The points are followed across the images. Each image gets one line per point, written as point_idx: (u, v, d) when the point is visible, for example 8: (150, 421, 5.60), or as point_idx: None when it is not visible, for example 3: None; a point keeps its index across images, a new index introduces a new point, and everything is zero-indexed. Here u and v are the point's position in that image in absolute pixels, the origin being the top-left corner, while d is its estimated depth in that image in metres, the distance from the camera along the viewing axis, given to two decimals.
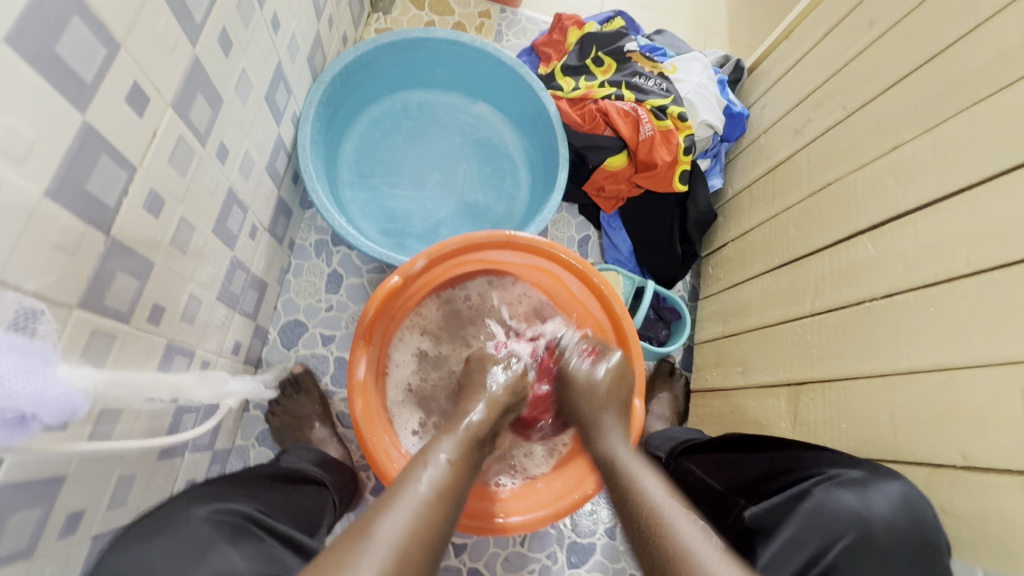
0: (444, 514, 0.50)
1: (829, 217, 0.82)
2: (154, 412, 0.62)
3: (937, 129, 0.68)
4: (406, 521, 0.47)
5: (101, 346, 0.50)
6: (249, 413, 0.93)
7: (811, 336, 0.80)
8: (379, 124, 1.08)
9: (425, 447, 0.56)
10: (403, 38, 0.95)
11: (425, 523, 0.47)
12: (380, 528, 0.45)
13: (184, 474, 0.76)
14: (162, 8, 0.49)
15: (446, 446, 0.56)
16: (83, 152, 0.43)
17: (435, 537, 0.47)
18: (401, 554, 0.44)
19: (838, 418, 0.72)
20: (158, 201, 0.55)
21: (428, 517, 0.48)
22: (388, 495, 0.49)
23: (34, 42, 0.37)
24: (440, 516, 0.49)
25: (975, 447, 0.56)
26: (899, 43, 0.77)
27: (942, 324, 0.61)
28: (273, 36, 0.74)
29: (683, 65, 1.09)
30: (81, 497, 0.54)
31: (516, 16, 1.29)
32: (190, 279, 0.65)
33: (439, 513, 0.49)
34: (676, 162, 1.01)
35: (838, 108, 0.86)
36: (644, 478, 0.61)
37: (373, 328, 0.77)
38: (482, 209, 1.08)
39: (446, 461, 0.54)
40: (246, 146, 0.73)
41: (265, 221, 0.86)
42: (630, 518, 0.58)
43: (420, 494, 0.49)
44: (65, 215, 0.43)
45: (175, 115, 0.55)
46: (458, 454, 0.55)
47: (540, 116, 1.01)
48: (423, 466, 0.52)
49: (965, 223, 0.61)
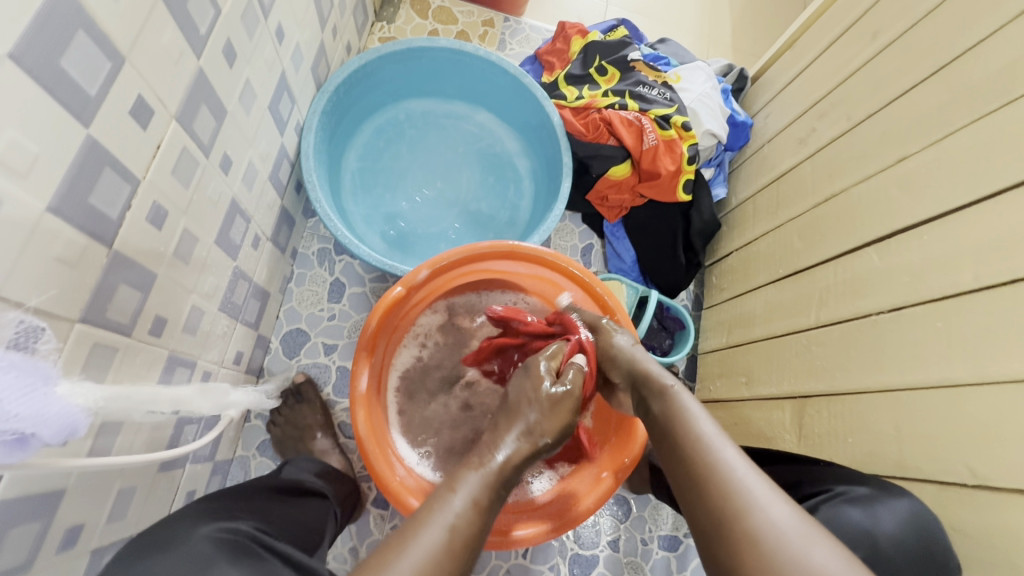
0: (463, 558, 0.48)
1: (834, 228, 0.81)
2: (155, 424, 0.62)
3: (943, 141, 0.67)
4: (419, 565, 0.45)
5: (102, 360, 0.50)
6: (250, 423, 0.93)
7: (817, 348, 0.79)
8: (382, 133, 1.08)
9: (451, 478, 0.54)
10: (406, 47, 0.95)
11: (442, 568, 0.46)
12: (396, 574, 0.43)
13: (185, 486, 0.75)
14: (167, 21, 0.49)
15: (470, 483, 0.53)
16: (86, 167, 0.43)
17: None
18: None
19: (844, 433, 0.71)
20: (160, 212, 0.55)
21: (442, 564, 0.46)
22: (409, 533, 0.47)
23: (39, 58, 0.37)
24: (457, 564, 0.47)
25: (985, 465, 0.55)
26: (903, 54, 0.76)
27: (947, 338, 0.61)
28: (278, 46, 0.74)
29: (686, 74, 1.08)
30: (81, 511, 0.53)
31: (519, 25, 1.29)
32: (192, 290, 0.65)
33: (458, 559, 0.47)
34: (679, 172, 1.01)
35: (842, 118, 0.86)
36: (699, 420, 0.55)
37: (376, 338, 0.76)
38: (485, 218, 1.08)
39: (470, 505, 0.51)
40: (250, 156, 0.73)
41: (268, 230, 0.86)
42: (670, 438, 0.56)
43: (440, 534, 0.47)
44: (67, 229, 0.43)
45: (179, 126, 0.54)
46: (485, 495, 0.52)
47: (543, 125, 1.01)
48: (443, 506, 0.50)
49: (972, 237, 0.61)
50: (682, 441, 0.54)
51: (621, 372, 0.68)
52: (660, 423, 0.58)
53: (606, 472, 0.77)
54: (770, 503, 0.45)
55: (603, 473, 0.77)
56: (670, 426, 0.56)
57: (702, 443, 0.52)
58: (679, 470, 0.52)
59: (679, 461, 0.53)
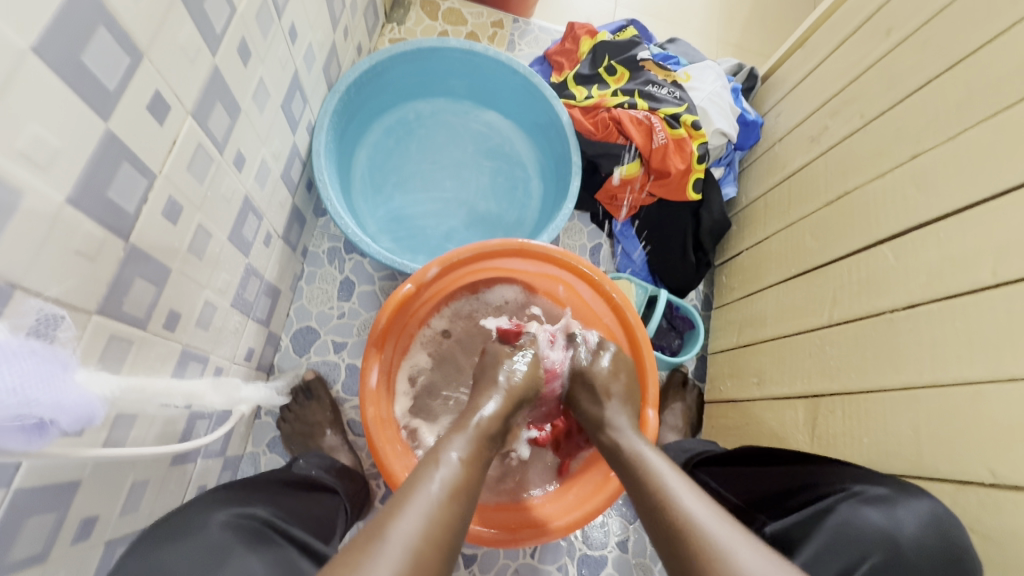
0: (461, 519, 0.48)
1: (847, 227, 0.80)
2: (168, 418, 0.62)
3: (958, 137, 0.66)
4: (420, 520, 0.45)
5: (118, 352, 0.50)
6: (260, 419, 0.93)
7: (830, 347, 0.78)
8: (392, 132, 1.08)
9: (436, 444, 0.54)
10: (416, 48, 0.96)
11: (438, 524, 0.45)
12: (395, 531, 0.43)
13: (196, 481, 0.76)
14: (184, 18, 0.49)
15: (458, 444, 0.54)
16: (105, 160, 0.44)
17: (449, 539, 0.45)
18: (418, 554, 0.43)
19: (860, 432, 0.70)
20: (175, 208, 0.55)
21: (442, 519, 0.46)
22: (402, 494, 0.48)
23: (60, 53, 0.37)
24: (453, 515, 0.47)
25: (1006, 464, 0.53)
26: (918, 51, 0.76)
27: (965, 336, 0.60)
28: (291, 46, 0.75)
29: (696, 73, 1.08)
30: (96, 502, 0.54)
31: (528, 26, 1.30)
32: (206, 285, 0.65)
33: (453, 513, 0.47)
34: (689, 170, 1.00)
35: (856, 116, 0.85)
36: (684, 496, 0.52)
37: (386, 335, 0.77)
38: (494, 217, 1.09)
39: (457, 459, 0.52)
40: (263, 154, 0.74)
41: (280, 227, 0.86)
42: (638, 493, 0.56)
43: (433, 495, 0.47)
44: (86, 222, 0.43)
45: (194, 123, 0.55)
46: (469, 451, 0.54)
47: (553, 124, 1.01)
48: (435, 465, 0.51)
49: (991, 233, 0.60)
50: (664, 516, 0.51)
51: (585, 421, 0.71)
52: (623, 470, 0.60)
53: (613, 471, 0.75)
54: (738, 547, 0.46)
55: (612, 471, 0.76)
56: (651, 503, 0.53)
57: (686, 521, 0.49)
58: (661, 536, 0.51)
59: (661, 537, 0.51)
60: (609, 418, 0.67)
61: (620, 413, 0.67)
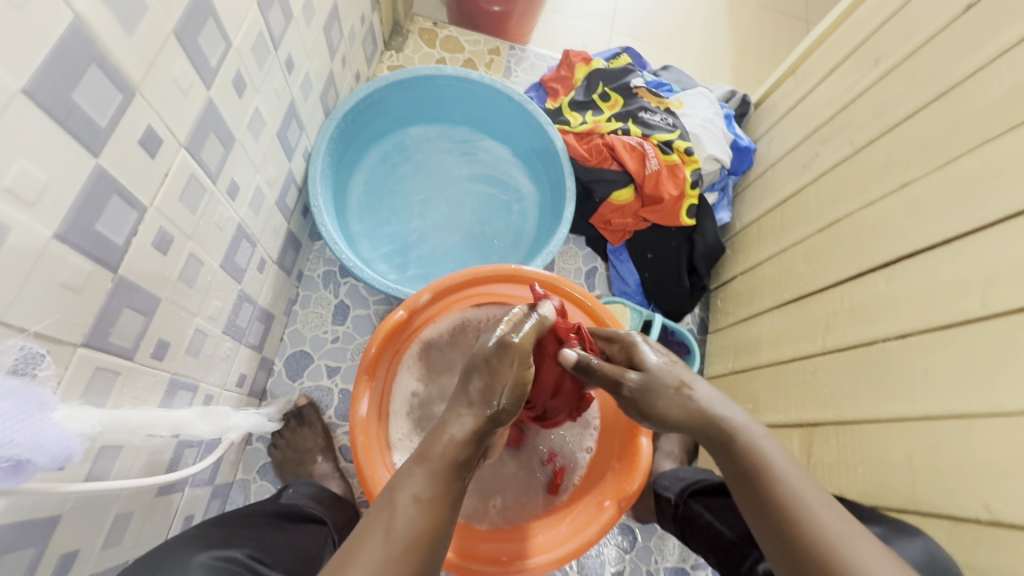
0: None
1: (839, 254, 0.80)
2: (154, 448, 0.62)
3: (946, 167, 0.67)
4: None
5: (103, 385, 0.50)
6: (251, 446, 0.93)
7: (824, 375, 0.77)
8: (389, 157, 1.10)
9: (395, 477, 0.50)
10: (413, 76, 0.98)
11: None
12: None
13: (182, 511, 0.75)
14: (178, 54, 0.50)
15: (416, 480, 0.49)
16: (95, 194, 0.44)
17: None
18: None
19: (856, 464, 0.69)
20: (166, 238, 0.56)
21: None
22: (353, 546, 0.46)
23: (51, 92, 0.38)
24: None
25: (1000, 500, 0.52)
26: (905, 81, 0.77)
27: (955, 367, 0.59)
28: (287, 76, 0.76)
29: (689, 100, 1.09)
30: (76, 536, 0.53)
31: (525, 53, 1.32)
32: (196, 313, 0.65)
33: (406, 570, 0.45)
34: (683, 196, 1.01)
35: (846, 143, 0.85)
36: (823, 512, 0.50)
37: (378, 361, 0.77)
38: (489, 241, 1.09)
39: (412, 502, 0.48)
40: (257, 181, 0.75)
41: (274, 253, 0.87)
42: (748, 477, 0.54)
43: (387, 547, 0.45)
44: (73, 256, 0.43)
45: (187, 155, 0.56)
46: (430, 490, 0.49)
47: (548, 149, 1.03)
48: (388, 511, 0.47)
49: (978, 264, 0.60)
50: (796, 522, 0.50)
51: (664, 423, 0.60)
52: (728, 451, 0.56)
53: (608, 501, 0.75)
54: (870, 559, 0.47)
55: (606, 501, 0.75)
56: (781, 513, 0.51)
57: (824, 539, 0.48)
58: (782, 540, 0.50)
59: (785, 547, 0.50)
60: (703, 408, 0.58)
61: (709, 398, 0.59)
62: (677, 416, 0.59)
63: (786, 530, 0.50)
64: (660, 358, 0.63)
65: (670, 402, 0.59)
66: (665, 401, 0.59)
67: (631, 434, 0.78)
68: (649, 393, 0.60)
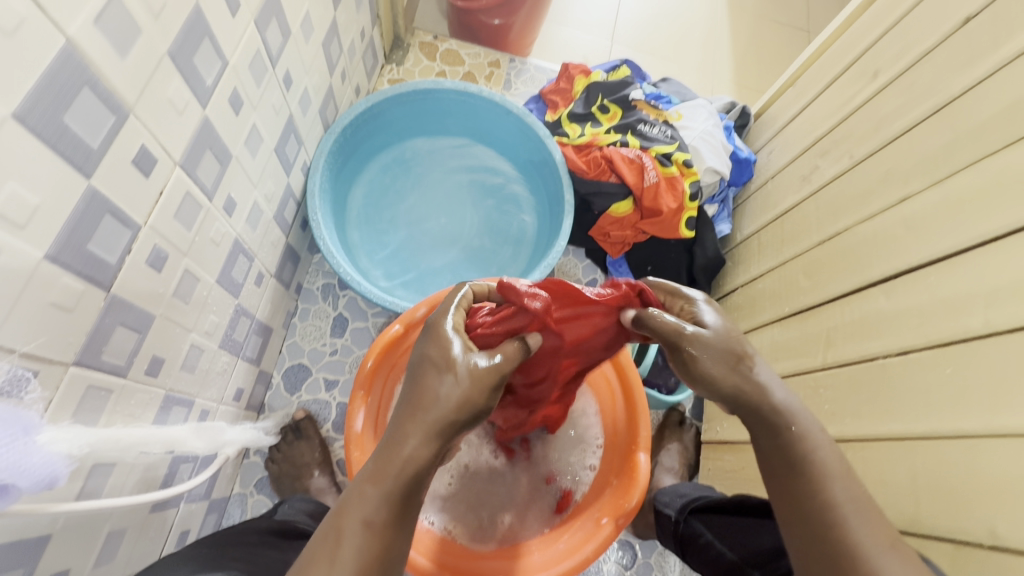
0: None
1: (839, 268, 0.80)
2: (148, 464, 0.62)
3: (946, 181, 0.66)
4: None
5: (95, 403, 0.51)
6: (248, 459, 0.93)
7: (825, 390, 0.76)
8: (388, 169, 1.10)
9: (346, 495, 0.45)
10: (412, 89, 0.99)
11: None
12: None
13: (178, 527, 0.74)
14: (173, 74, 0.51)
15: (371, 503, 0.44)
16: (87, 215, 0.44)
17: None
18: None
19: (857, 482, 0.68)
20: (161, 255, 0.56)
21: None
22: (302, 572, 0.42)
23: (43, 116, 0.38)
24: None
25: (1003, 523, 0.51)
26: (903, 94, 0.76)
27: (957, 384, 0.58)
28: (285, 92, 0.77)
29: (688, 112, 1.09)
30: (67, 555, 0.53)
31: (525, 65, 1.33)
32: (192, 329, 0.66)
33: None
34: (682, 209, 1.01)
35: (845, 156, 0.85)
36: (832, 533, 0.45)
37: (373, 376, 0.77)
38: (487, 253, 1.09)
39: (361, 527, 0.43)
40: (254, 197, 0.75)
41: (272, 267, 0.87)
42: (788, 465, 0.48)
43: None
44: (65, 276, 0.44)
45: (182, 173, 0.56)
46: (382, 513, 0.44)
47: (547, 162, 1.03)
48: (338, 539, 0.43)
49: (979, 279, 0.59)
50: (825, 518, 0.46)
51: (714, 395, 0.51)
52: (774, 438, 0.49)
53: (605, 518, 0.74)
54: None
55: (604, 518, 0.74)
56: (827, 512, 0.46)
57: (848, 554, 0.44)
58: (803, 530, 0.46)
59: (810, 545, 0.46)
60: (760, 386, 0.50)
61: (770, 373, 0.51)
62: (727, 388, 0.50)
63: (822, 530, 0.45)
64: (723, 320, 0.53)
65: (724, 375, 0.50)
66: (719, 372, 0.50)
67: (629, 450, 0.78)
68: (712, 356, 0.50)
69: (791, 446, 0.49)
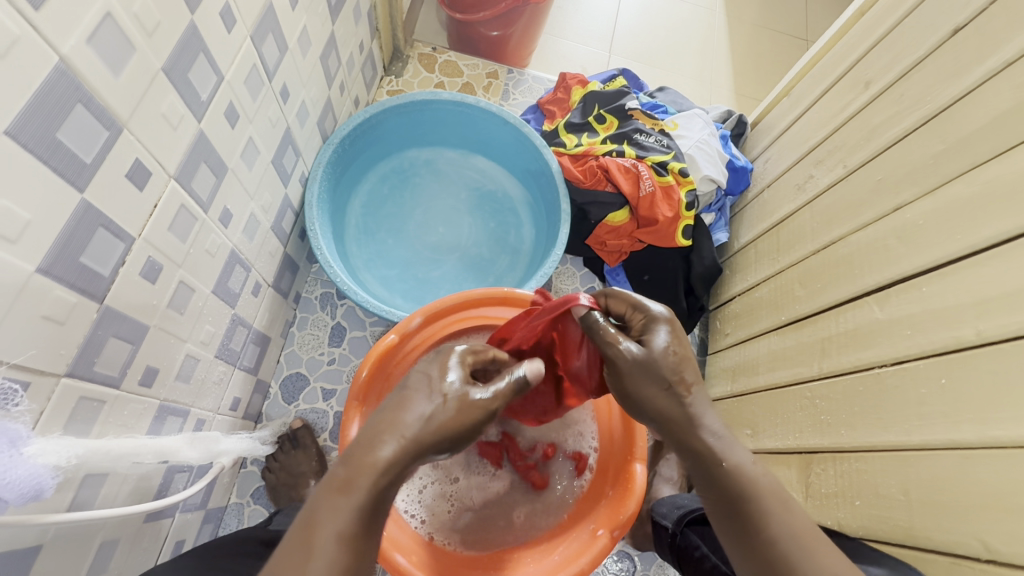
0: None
1: (833, 277, 0.79)
2: (141, 475, 0.62)
3: (938, 190, 0.66)
4: None
5: (87, 414, 0.51)
6: (246, 469, 0.93)
7: (821, 401, 0.76)
8: (388, 179, 1.11)
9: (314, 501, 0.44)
10: (410, 100, 1.00)
11: None
12: None
13: (173, 536, 0.75)
14: (168, 89, 0.52)
15: (342, 510, 0.43)
16: (80, 227, 0.45)
17: None
18: None
19: (852, 494, 0.68)
20: (155, 267, 0.56)
21: None
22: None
23: (36, 133, 0.39)
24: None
25: (997, 537, 0.50)
26: (895, 104, 0.76)
27: (951, 395, 0.58)
28: (282, 105, 0.78)
29: (684, 122, 1.10)
30: (58, 566, 0.53)
31: (522, 76, 1.34)
32: (187, 339, 0.66)
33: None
34: (678, 218, 1.01)
35: (839, 165, 0.85)
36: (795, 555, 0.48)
37: (368, 386, 0.77)
38: (485, 262, 1.09)
39: (335, 538, 0.42)
40: (251, 208, 0.76)
41: (269, 276, 0.88)
42: (721, 496, 0.51)
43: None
44: (57, 288, 0.44)
45: (177, 186, 0.57)
46: (357, 519, 0.44)
47: (543, 172, 1.04)
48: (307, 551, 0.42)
49: (971, 290, 0.58)
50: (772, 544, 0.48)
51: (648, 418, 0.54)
52: (710, 475, 0.51)
53: (601, 530, 0.72)
54: None
55: (599, 531, 0.72)
56: (766, 542, 0.48)
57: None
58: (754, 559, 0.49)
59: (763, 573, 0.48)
60: (692, 416, 0.53)
61: (699, 399, 0.54)
62: (656, 408, 0.53)
63: (771, 556, 0.48)
64: (671, 345, 0.54)
65: (661, 403, 0.53)
66: (655, 401, 0.53)
67: (626, 460, 0.77)
68: (639, 375, 0.53)
69: (728, 477, 0.51)
